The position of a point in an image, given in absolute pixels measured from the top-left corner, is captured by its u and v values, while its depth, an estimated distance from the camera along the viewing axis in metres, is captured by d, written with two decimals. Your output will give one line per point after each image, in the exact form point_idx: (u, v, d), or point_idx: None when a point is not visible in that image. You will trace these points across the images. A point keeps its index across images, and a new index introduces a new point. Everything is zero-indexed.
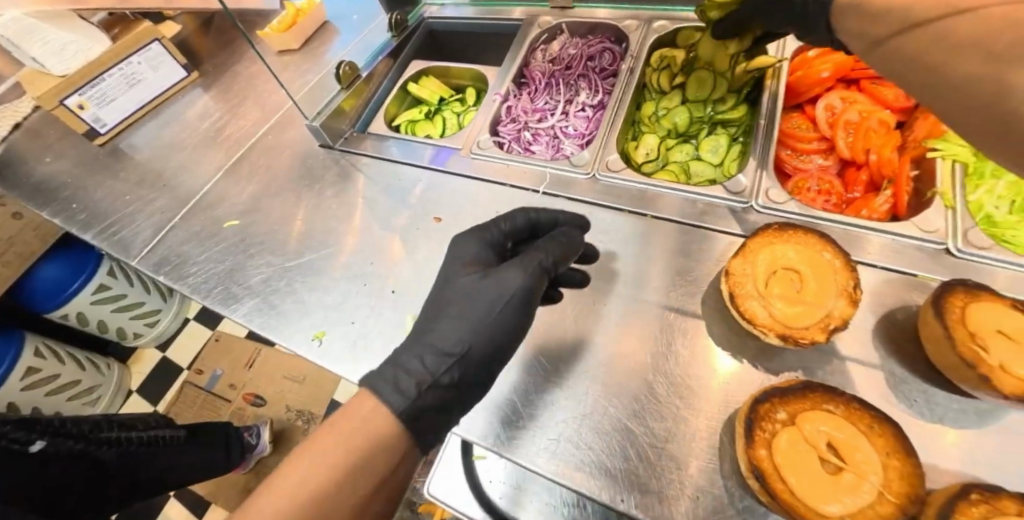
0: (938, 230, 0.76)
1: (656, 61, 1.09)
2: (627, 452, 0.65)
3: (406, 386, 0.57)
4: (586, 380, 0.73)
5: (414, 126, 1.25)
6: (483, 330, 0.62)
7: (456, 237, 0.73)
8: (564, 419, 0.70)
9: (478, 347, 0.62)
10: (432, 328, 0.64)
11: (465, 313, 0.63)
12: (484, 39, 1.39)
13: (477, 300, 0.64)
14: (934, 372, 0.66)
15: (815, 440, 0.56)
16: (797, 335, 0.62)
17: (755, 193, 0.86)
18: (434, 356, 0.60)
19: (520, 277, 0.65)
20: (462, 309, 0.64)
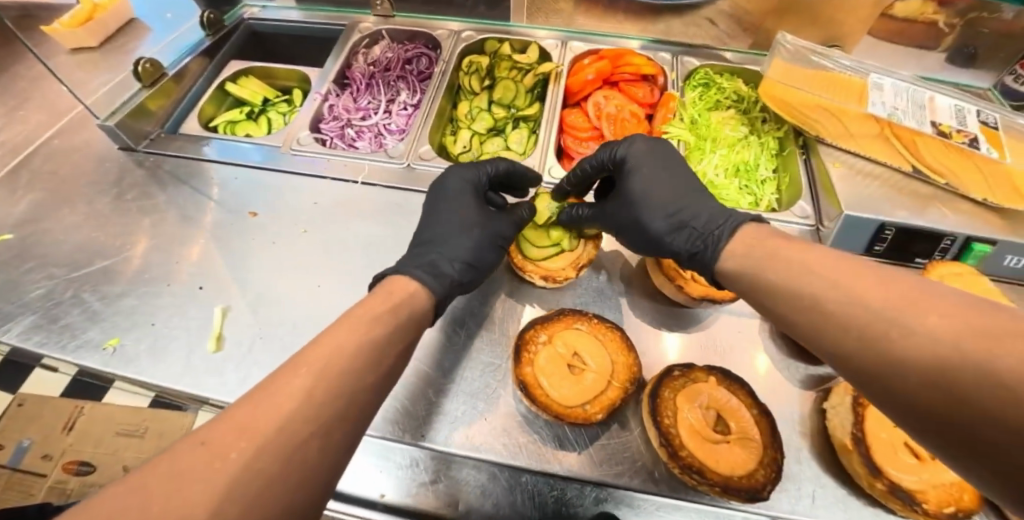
0: None
1: (465, 66, 1.23)
2: (530, 415, 0.73)
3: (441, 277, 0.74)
4: (479, 359, 0.78)
5: (234, 126, 1.22)
6: (478, 256, 0.80)
7: (451, 170, 0.87)
8: (452, 396, 0.74)
9: (475, 269, 0.79)
10: (444, 243, 0.79)
11: (473, 227, 0.81)
12: (311, 43, 1.41)
13: (478, 233, 0.81)
14: (661, 295, 0.86)
15: (563, 352, 0.70)
16: (555, 275, 0.82)
17: (540, 172, 1.03)
18: (451, 263, 0.77)
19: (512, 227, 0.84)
20: (466, 222, 0.81)
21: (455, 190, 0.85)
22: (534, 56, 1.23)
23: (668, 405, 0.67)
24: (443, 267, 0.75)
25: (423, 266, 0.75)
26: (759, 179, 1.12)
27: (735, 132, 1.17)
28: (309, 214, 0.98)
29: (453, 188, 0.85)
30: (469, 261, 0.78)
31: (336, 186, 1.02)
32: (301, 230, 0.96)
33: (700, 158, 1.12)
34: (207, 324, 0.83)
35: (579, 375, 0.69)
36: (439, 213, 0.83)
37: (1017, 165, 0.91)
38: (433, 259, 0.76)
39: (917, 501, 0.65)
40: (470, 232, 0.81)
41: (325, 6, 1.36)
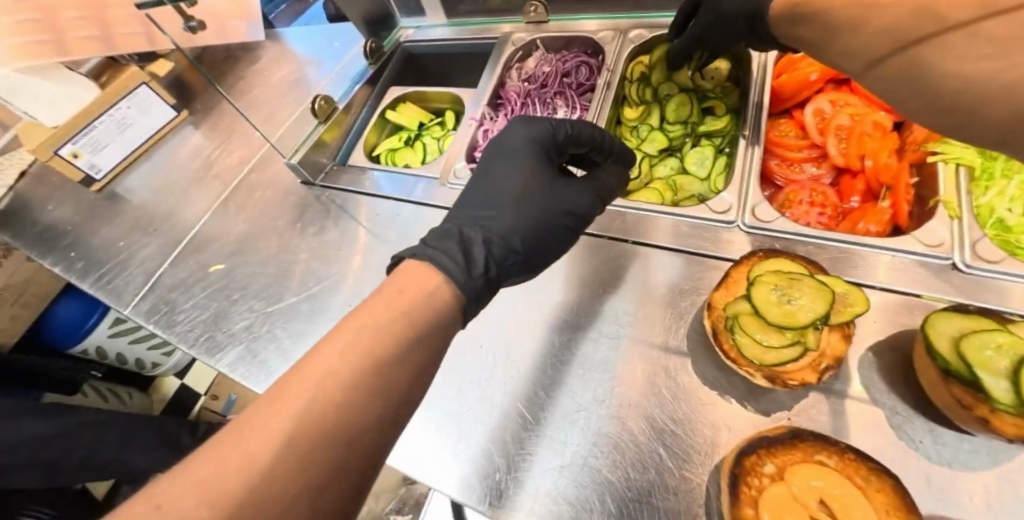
0: (942, 243, 0.70)
1: (632, 73, 1.06)
2: (602, 504, 0.63)
3: (476, 273, 0.57)
4: (565, 426, 0.70)
5: (394, 155, 1.23)
6: (514, 223, 0.68)
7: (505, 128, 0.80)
8: (536, 463, 0.68)
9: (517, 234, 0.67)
10: (488, 214, 0.70)
11: (536, 201, 0.71)
12: (464, 60, 1.36)
13: (506, 200, 0.71)
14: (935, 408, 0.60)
15: (804, 497, 0.51)
16: (785, 377, 0.58)
17: (741, 212, 0.80)
18: (568, 211, 0.73)
19: (521, 219, 0.69)
20: (546, 187, 0.73)
21: (517, 152, 0.76)
22: (727, 70, 0.95)
23: None
24: (547, 219, 0.70)
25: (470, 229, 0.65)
26: None
27: None
28: None
29: (517, 151, 0.76)
30: (515, 239, 0.66)
31: None
32: None
33: (985, 186, 0.78)
34: None
35: None
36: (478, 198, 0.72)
37: None
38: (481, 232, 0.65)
39: None
40: (518, 200, 0.70)
41: (478, 18, 1.29)
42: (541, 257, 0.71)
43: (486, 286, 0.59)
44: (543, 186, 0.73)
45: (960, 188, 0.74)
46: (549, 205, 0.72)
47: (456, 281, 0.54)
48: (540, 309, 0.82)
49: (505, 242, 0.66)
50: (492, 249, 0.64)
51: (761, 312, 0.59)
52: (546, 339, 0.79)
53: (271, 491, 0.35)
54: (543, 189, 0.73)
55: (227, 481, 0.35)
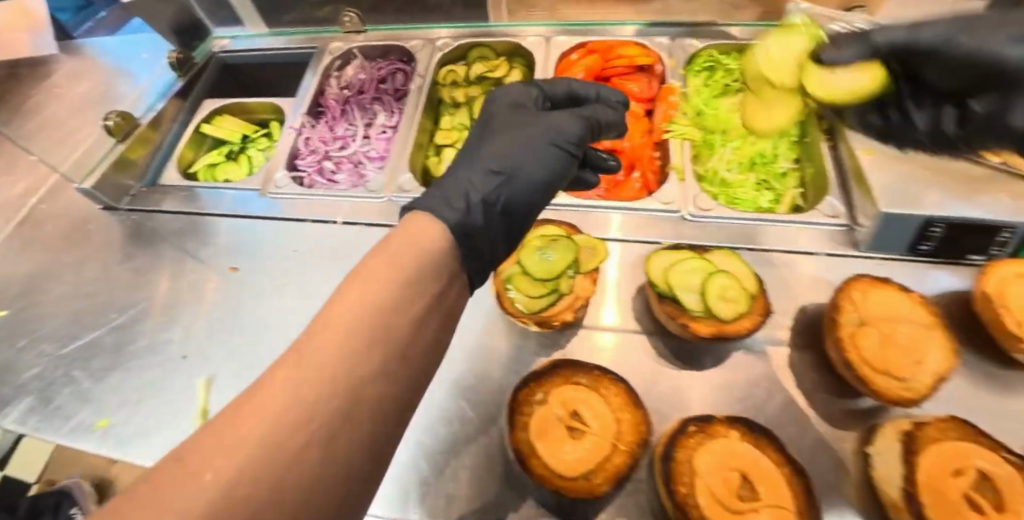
0: (674, 201, 0.89)
1: (443, 77, 1.14)
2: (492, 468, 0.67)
3: (457, 204, 0.49)
4: (443, 405, 0.73)
5: (214, 170, 1.18)
6: (503, 158, 0.58)
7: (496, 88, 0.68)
8: (425, 447, 0.69)
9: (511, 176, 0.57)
10: (483, 145, 0.61)
11: (520, 132, 0.61)
12: (288, 70, 1.34)
13: (502, 134, 0.61)
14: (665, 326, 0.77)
15: (561, 413, 0.63)
16: (548, 319, 0.71)
17: None
18: (564, 136, 0.62)
19: (544, 162, 0.59)
20: (510, 134, 0.60)
21: (501, 109, 0.64)
22: (523, 76, 1.14)
23: (684, 469, 0.59)
24: (523, 154, 0.59)
25: (446, 185, 0.53)
26: (777, 171, 0.99)
27: (749, 118, 1.03)
28: (287, 265, 0.94)
29: (501, 109, 0.64)
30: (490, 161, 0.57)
31: (316, 230, 0.97)
32: (280, 283, 0.92)
33: (709, 154, 1.01)
34: (191, 397, 0.81)
35: (580, 437, 0.62)
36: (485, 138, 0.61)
37: None
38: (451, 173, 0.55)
39: None
40: (508, 134, 0.61)
41: (297, 28, 1.29)
42: (522, 199, 0.58)
43: (473, 219, 0.49)
44: (521, 120, 0.62)
45: (684, 157, 0.94)
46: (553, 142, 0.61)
47: (442, 215, 0.47)
48: None
49: (473, 185, 0.54)
50: (471, 181, 0.54)
51: (527, 270, 0.71)
52: None
53: (264, 472, 0.27)
54: (528, 125, 0.62)
55: (210, 467, 0.27)
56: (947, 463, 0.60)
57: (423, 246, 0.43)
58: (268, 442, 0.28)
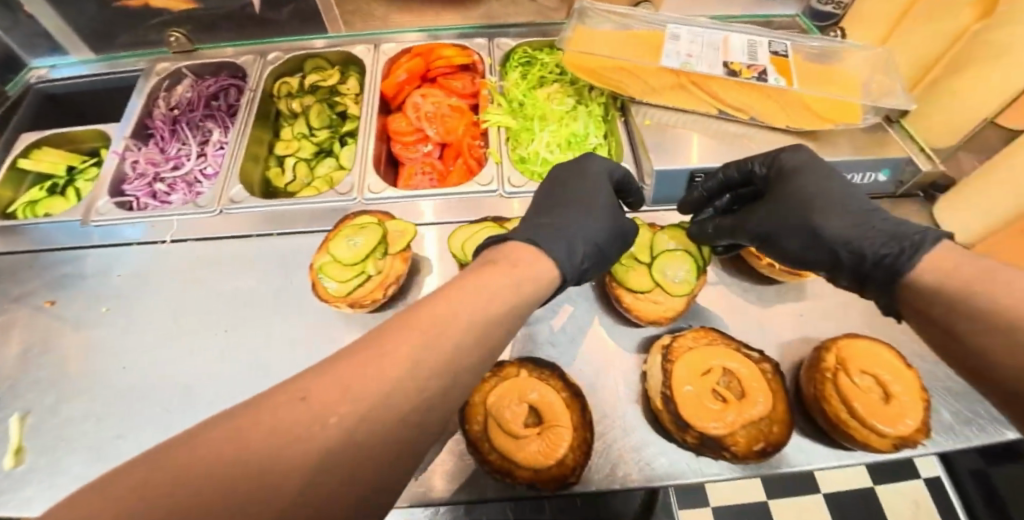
0: (490, 182, 0.99)
1: (277, 90, 1.18)
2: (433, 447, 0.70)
3: (575, 253, 0.65)
4: None
5: (36, 206, 1.10)
6: (586, 237, 0.71)
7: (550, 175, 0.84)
8: None
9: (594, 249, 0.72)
10: (555, 223, 0.69)
11: (560, 223, 0.70)
12: (120, 96, 1.29)
13: (568, 227, 0.70)
14: None
15: None
16: (359, 299, 0.76)
17: (358, 189, 0.98)
18: (618, 235, 0.77)
19: (610, 228, 0.75)
20: (592, 192, 0.77)
21: (590, 178, 0.81)
22: (357, 83, 1.20)
23: (477, 410, 0.68)
24: (587, 236, 0.70)
25: (551, 237, 0.65)
26: (587, 147, 1.11)
27: (563, 105, 1.15)
28: (115, 290, 0.92)
29: (592, 173, 0.81)
30: (592, 238, 0.71)
31: (145, 251, 0.95)
32: (104, 309, 0.90)
33: (529, 139, 1.10)
34: (4, 440, 0.77)
35: None
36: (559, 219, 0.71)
37: (804, 90, 0.95)
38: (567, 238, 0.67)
39: (725, 445, 0.65)
40: (586, 215, 0.73)
41: (127, 52, 1.25)
42: (606, 263, 0.75)
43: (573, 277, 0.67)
44: (585, 197, 0.77)
45: (500, 142, 1.06)
46: (615, 225, 0.77)
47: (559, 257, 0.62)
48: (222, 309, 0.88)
49: (582, 251, 0.68)
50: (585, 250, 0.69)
51: (336, 257, 0.77)
52: (270, 314, 0.87)
53: (314, 449, 0.32)
54: (603, 198, 0.78)
55: (274, 437, 0.32)
56: (698, 365, 0.70)
57: (526, 294, 0.54)
58: (355, 420, 0.35)
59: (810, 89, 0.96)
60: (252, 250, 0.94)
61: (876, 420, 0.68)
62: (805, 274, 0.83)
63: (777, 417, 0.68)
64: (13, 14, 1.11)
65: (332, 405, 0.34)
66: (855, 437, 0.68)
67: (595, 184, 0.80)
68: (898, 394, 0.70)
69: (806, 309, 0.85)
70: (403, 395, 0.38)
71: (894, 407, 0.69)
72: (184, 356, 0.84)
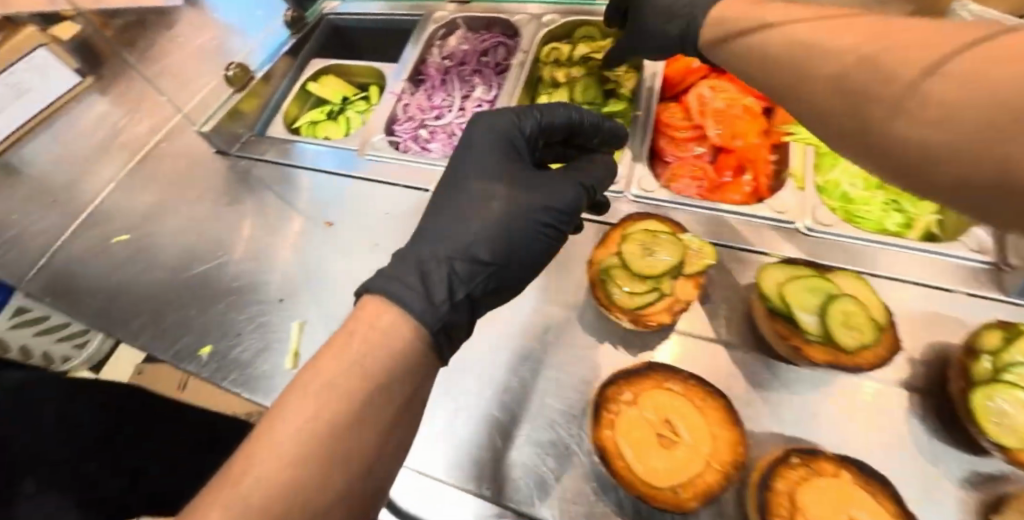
0: (789, 211, 0.81)
1: (545, 55, 1.12)
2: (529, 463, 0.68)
3: (437, 299, 0.53)
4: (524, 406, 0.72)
5: (314, 128, 1.22)
6: (483, 239, 0.61)
7: (467, 131, 0.71)
8: (505, 432, 0.71)
9: (503, 250, 0.62)
10: (441, 228, 0.62)
11: (449, 223, 0.62)
12: (390, 35, 1.36)
13: (467, 222, 0.62)
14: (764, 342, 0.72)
15: (651, 417, 0.60)
16: (645, 318, 0.67)
17: (629, 183, 0.89)
18: (544, 217, 0.65)
19: (502, 218, 0.63)
20: (484, 181, 0.65)
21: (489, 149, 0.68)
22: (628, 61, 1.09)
23: (783, 501, 0.56)
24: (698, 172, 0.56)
25: (399, 272, 0.55)
26: None
27: None
28: (379, 226, 0.96)
29: (481, 143, 0.68)
30: (482, 254, 0.60)
31: (409, 195, 0.99)
32: (369, 243, 0.95)
33: (832, 164, 0.91)
34: (284, 339, 0.86)
35: (670, 448, 0.58)
36: (443, 222, 0.62)
37: None
38: (417, 253, 0.59)
39: None
40: (470, 212, 0.62)
41: None
42: (520, 261, 0.64)
43: (455, 308, 0.55)
44: (485, 170, 0.65)
45: (806, 163, 0.86)
46: (521, 208, 0.64)
47: (413, 308, 0.50)
48: None
49: (468, 262, 0.60)
50: (455, 271, 0.59)
51: (628, 264, 0.68)
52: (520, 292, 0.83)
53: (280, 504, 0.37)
54: (479, 175, 0.65)
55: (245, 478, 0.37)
56: None
57: (389, 332, 0.48)
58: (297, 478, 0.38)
59: None
60: None
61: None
62: None
63: None
64: None
65: (277, 454, 0.39)
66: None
67: (518, 144, 0.68)
68: None
69: None
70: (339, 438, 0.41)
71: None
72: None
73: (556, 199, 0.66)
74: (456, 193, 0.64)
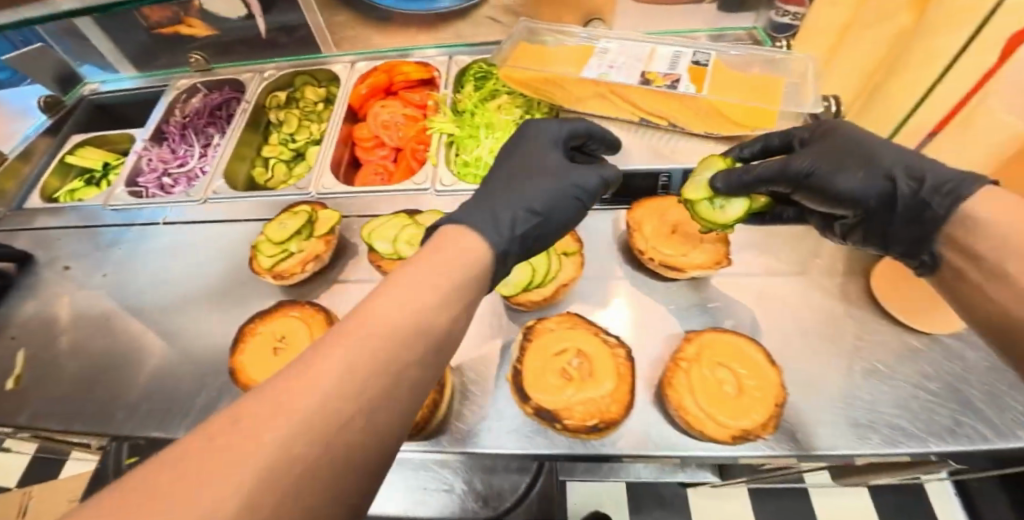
0: (424, 181, 1.12)
1: (269, 102, 1.37)
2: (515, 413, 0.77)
3: (501, 231, 0.64)
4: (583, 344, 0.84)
5: (76, 194, 1.36)
6: (538, 199, 0.73)
7: (531, 124, 0.86)
8: None
9: (552, 209, 0.74)
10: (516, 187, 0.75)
11: (487, 200, 0.71)
12: (152, 105, 1.55)
13: (528, 192, 0.74)
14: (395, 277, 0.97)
15: (272, 337, 0.82)
16: (284, 272, 0.90)
17: (312, 185, 1.15)
18: (574, 189, 0.77)
19: (546, 186, 0.75)
20: (541, 178, 0.76)
21: (540, 142, 0.82)
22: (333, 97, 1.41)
23: None
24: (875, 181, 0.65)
25: (477, 212, 0.66)
26: None
27: (511, 114, 1.23)
28: (111, 261, 1.16)
29: (529, 138, 0.83)
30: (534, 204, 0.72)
31: (147, 229, 1.19)
32: (103, 275, 1.14)
33: (474, 142, 1.19)
34: (11, 368, 1.04)
35: (278, 354, 0.80)
36: (490, 193, 0.73)
37: (713, 96, 0.97)
38: (496, 202, 0.70)
39: (559, 417, 0.69)
40: (515, 182, 0.76)
41: (164, 70, 1.51)
42: (543, 234, 0.74)
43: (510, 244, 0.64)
44: (536, 163, 0.79)
45: (440, 147, 1.19)
46: (557, 184, 0.76)
47: (487, 237, 0.60)
48: (180, 280, 1.10)
49: (518, 213, 0.69)
50: (517, 215, 0.68)
51: (268, 237, 0.93)
52: (219, 283, 1.08)
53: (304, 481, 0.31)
54: (531, 172, 0.77)
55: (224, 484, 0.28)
56: (553, 346, 0.75)
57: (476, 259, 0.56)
58: (315, 431, 0.33)
59: (725, 94, 0.97)
60: (227, 235, 1.14)
61: (716, 410, 0.70)
62: (685, 271, 0.84)
63: (618, 398, 0.71)
64: (80, 43, 1.40)
65: (297, 396, 0.33)
66: (695, 425, 0.69)
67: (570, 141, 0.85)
68: (749, 389, 0.72)
69: (690, 308, 0.88)
70: (364, 399, 0.36)
71: (742, 401, 0.71)
72: (168, 314, 1.05)
73: (549, 179, 0.76)
74: (490, 185, 0.76)
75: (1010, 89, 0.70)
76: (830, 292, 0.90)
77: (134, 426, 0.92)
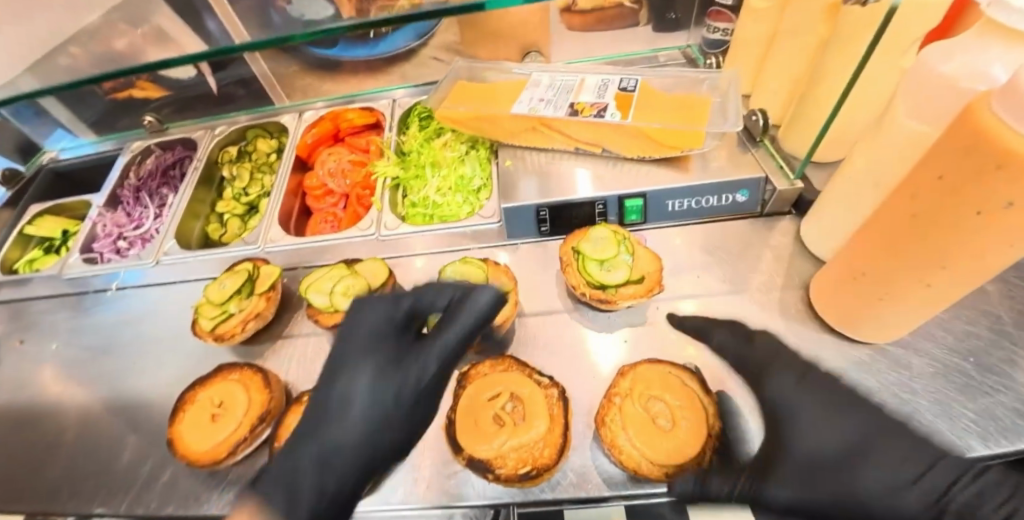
0: (369, 226, 1.13)
1: (222, 157, 1.40)
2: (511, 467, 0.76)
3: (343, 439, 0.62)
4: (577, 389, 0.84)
5: (34, 263, 1.38)
6: (361, 439, 0.63)
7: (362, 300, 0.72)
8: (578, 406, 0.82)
9: (364, 447, 0.63)
10: (320, 424, 0.63)
11: (302, 444, 0.62)
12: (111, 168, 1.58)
13: (352, 426, 0.63)
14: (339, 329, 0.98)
15: (209, 404, 0.82)
16: (225, 333, 0.91)
17: (260, 239, 1.16)
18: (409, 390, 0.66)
19: (365, 410, 0.63)
20: (362, 384, 0.64)
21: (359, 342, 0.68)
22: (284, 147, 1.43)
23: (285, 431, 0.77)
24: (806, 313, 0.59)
25: (295, 458, 0.60)
26: (472, 187, 1.18)
27: (456, 151, 1.23)
28: (66, 330, 1.16)
29: (362, 329, 0.69)
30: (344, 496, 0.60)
31: (102, 296, 1.20)
32: (57, 346, 1.14)
33: (419, 182, 1.21)
34: None
35: (216, 421, 0.80)
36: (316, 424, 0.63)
37: (640, 122, 0.97)
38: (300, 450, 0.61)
39: (491, 468, 0.67)
40: (343, 407, 0.64)
41: (120, 132, 1.53)
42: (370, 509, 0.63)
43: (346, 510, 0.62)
44: (341, 396, 0.65)
45: (385, 190, 1.21)
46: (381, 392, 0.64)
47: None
48: (132, 346, 1.10)
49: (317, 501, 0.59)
50: (324, 488, 0.60)
51: (208, 298, 0.93)
52: (172, 345, 1.08)
53: None
54: (350, 385, 0.65)
55: None
56: (485, 393, 0.74)
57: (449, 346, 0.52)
58: None
59: (652, 119, 0.98)
60: (180, 296, 1.16)
61: (649, 448, 0.69)
62: (614, 302, 0.84)
63: (550, 441, 0.69)
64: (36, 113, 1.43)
65: None
66: (629, 464, 0.69)
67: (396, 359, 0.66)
68: (681, 423, 0.71)
69: (632, 337, 0.89)
70: None
71: (676, 436, 0.70)
72: (120, 380, 1.05)
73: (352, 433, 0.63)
74: (334, 373, 0.67)
75: (911, 98, 0.72)
76: (770, 309, 0.91)
77: (80, 502, 0.92)
